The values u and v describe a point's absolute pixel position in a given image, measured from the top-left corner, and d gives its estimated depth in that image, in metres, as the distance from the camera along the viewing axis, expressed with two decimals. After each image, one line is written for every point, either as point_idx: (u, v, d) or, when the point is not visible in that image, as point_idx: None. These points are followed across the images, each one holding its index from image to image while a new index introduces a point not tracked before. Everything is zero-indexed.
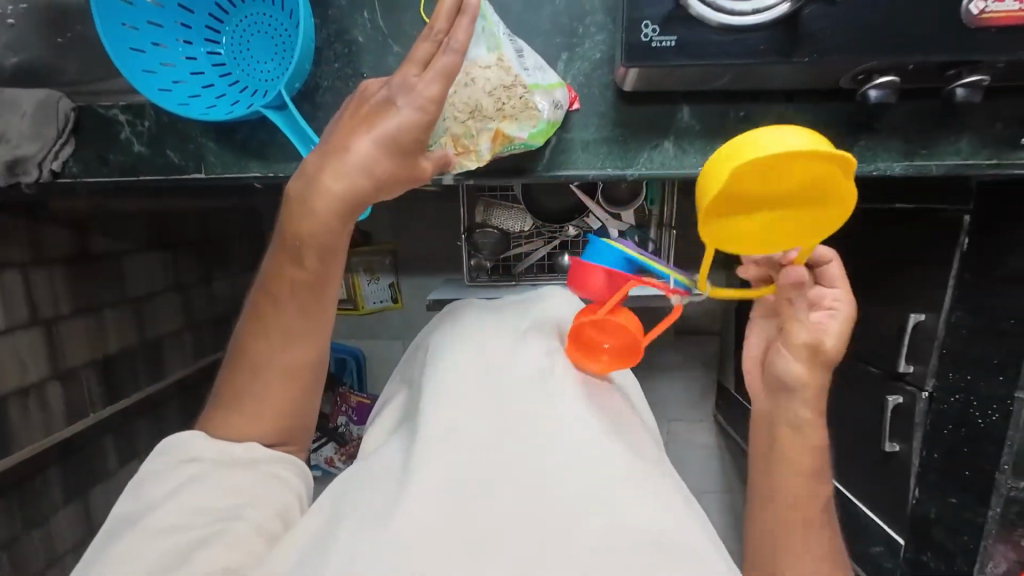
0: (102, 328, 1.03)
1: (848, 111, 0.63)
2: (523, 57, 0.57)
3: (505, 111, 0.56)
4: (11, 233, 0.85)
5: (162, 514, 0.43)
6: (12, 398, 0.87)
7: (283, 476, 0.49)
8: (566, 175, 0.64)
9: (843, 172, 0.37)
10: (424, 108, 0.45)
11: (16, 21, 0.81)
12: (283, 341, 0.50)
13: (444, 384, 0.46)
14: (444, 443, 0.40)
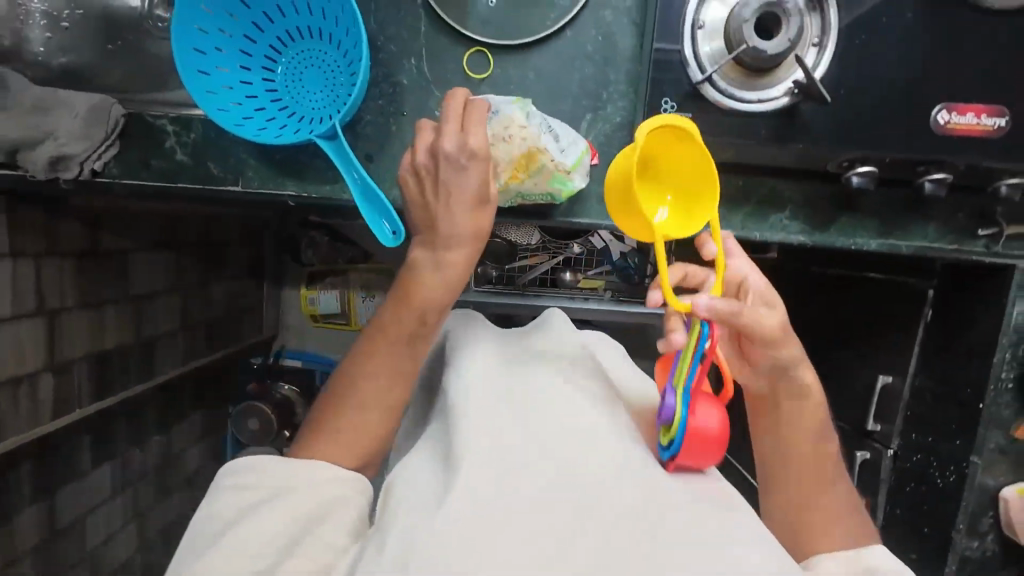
0: (101, 323, 1.03)
1: (834, 190, 0.72)
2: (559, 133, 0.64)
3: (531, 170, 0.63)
4: (30, 223, 0.88)
5: (237, 535, 0.47)
6: (4, 388, 0.86)
7: (347, 496, 0.54)
8: (579, 223, 0.70)
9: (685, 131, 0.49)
10: (473, 157, 0.57)
11: (70, 24, 0.81)
12: (387, 382, 0.59)
13: (469, 400, 0.52)
14: (473, 450, 0.46)
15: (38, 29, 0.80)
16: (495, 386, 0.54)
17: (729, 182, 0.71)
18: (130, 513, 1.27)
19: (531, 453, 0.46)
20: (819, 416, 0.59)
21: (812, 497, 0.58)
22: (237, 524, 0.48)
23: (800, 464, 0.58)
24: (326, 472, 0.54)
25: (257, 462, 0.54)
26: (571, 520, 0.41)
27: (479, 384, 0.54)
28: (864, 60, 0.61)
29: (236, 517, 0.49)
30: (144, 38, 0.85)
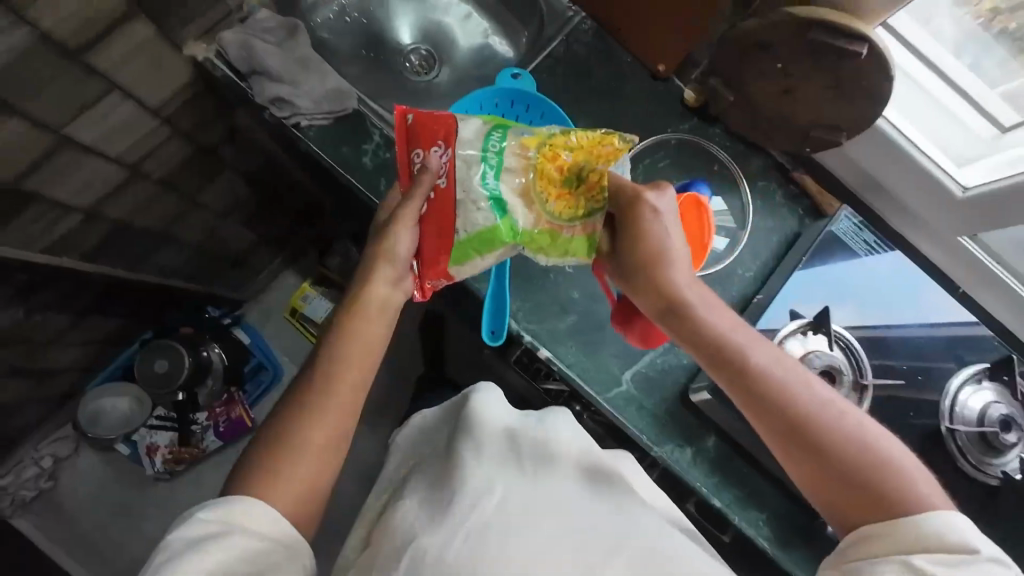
0: (158, 204, 1.00)
1: (793, 514, 0.84)
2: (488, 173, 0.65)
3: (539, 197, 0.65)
4: (201, 106, 0.91)
5: (190, 568, 0.47)
6: (45, 204, 0.80)
7: (289, 549, 0.53)
8: (616, 418, 0.83)
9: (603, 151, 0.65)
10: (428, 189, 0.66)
11: (351, 23, 1.03)
12: (304, 424, 0.58)
13: (471, 454, 0.64)
14: (479, 501, 0.57)
15: (328, 14, 1.01)
16: (490, 442, 0.67)
17: (734, 461, 0.85)
18: None
19: (528, 502, 0.58)
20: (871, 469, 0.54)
21: (807, 462, 0.56)
22: (190, 559, 0.47)
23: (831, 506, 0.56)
24: (274, 520, 0.53)
25: (230, 501, 0.52)
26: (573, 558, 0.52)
27: (479, 453, 0.65)
28: None
29: (188, 548, 0.48)
30: (393, 63, 1.04)
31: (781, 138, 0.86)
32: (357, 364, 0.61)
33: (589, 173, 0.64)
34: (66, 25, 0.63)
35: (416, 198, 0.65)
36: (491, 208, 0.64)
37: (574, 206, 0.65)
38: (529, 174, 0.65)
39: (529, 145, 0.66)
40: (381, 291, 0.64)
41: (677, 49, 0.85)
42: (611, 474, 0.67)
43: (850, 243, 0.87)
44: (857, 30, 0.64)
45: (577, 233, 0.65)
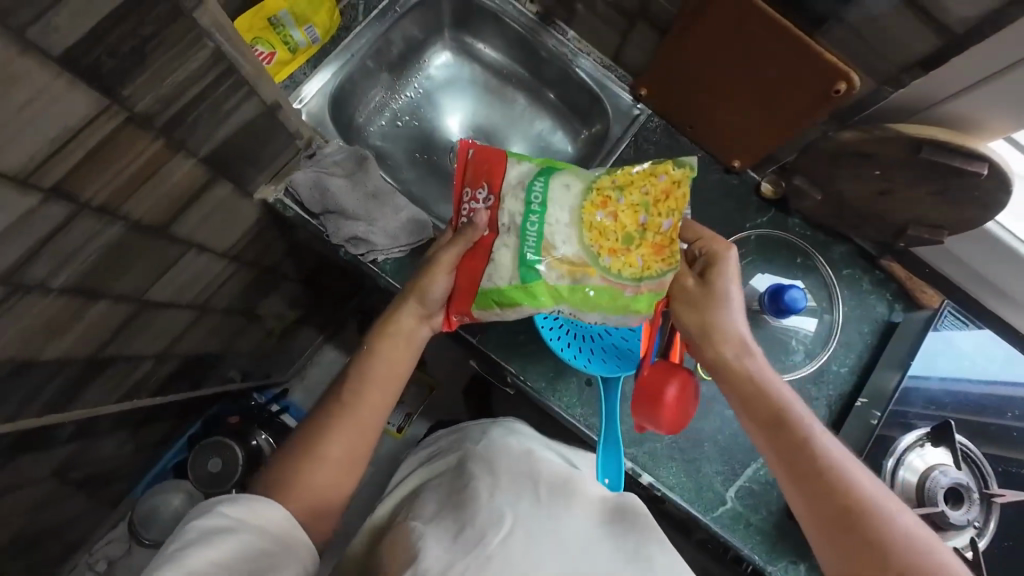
0: (218, 327, 0.98)
1: None
2: (553, 221, 0.63)
3: (601, 247, 0.62)
4: (265, 238, 0.89)
5: (206, 551, 0.50)
6: (119, 362, 0.78)
7: (295, 551, 0.58)
8: (725, 536, 0.79)
9: (660, 183, 0.62)
10: (470, 237, 0.66)
11: (403, 127, 1.00)
12: (325, 440, 0.65)
13: (487, 484, 0.60)
14: (489, 535, 0.53)
15: (381, 121, 0.99)
16: (509, 471, 0.63)
17: None
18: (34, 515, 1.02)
19: (537, 533, 0.55)
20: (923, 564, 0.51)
21: (834, 505, 0.55)
22: (203, 544, 0.51)
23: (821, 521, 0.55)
24: (279, 520, 0.58)
25: (227, 499, 0.57)
26: None
27: (493, 479, 0.61)
28: (997, 558, 0.74)
29: (200, 537, 0.52)
30: (447, 164, 1.02)
31: (869, 230, 0.83)
32: (376, 389, 0.68)
33: (642, 229, 0.62)
34: (155, 211, 0.60)
35: (461, 243, 0.66)
36: (521, 271, 0.63)
37: (631, 261, 0.62)
38: (578, 225, 0.63)
39: (577, 194, 0.64)
40: (404, 326, 0.69)
41: (756, 149, 0.82)
42: (631, 517, 0.61)
43: (956, 340, 0.81)
44: (976, 150, 0.63)
45: (640, 293, 0.62)
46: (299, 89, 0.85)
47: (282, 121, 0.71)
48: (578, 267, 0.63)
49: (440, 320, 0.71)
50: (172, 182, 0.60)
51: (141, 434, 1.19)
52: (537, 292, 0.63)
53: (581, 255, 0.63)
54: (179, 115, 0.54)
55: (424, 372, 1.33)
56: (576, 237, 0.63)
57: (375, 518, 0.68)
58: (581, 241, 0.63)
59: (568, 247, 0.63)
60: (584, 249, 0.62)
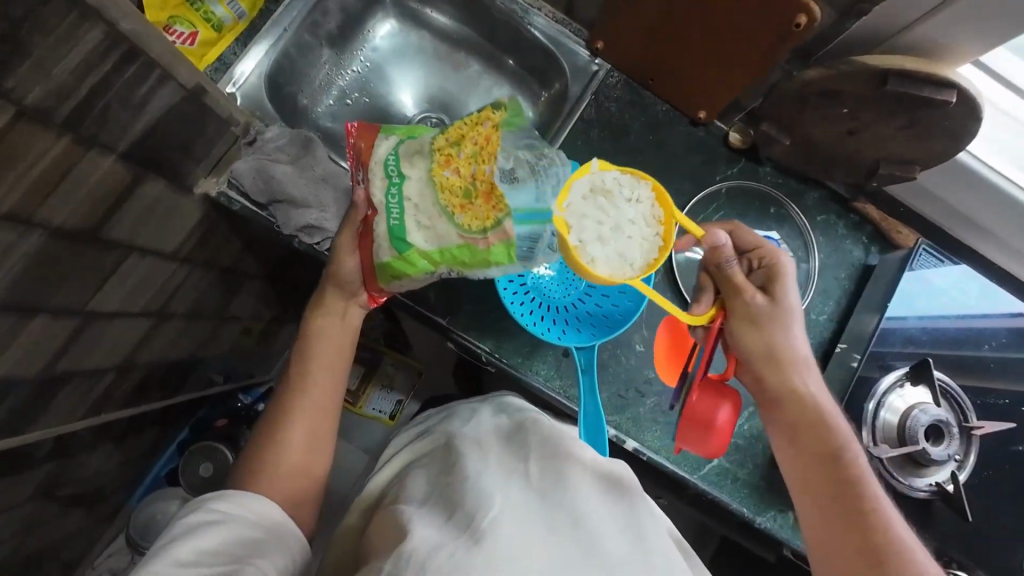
0: (183, 332, 0.94)
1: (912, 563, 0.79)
2: (407, 188, 0.57)
3: (455, 204, 0.56)
4: (217, 234, 0.85)
5: (190, 543, 0.50)
6: (77, 378, 0.74)
7: (288, 542, 0.57)
8: (714, 493, 0.78)
9: (485, 127, 0.57)
10: (353, 216, 0.63)
11: (353, 104, 0.95)
12: (274, 430, 0.64)
13: (476, 459, 0.56)
14: (480, 513, 0.48)
15: (328, 100, 0.93)
16: (499, 447, 0.58)
17: None
18: (23, 538, 0.99)
19: (531, 514, 0.49)
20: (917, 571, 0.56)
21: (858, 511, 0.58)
22: (188, 536, 0.50)
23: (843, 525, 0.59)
24: (268, 511, 0.57)
25: (216, 494, 0.57)
26: None
27: (485, 456, 0.56)
28: (979, 488, 0.75)
29: (185, 532, 0.51)
30: None
31: (841, 173, 0.81)
32: (323, 371, 0.67)
33: (476, 178, 0.55)
34: (79, 214, 0.56)
35: (349, 228, 0.64)
36: (392, 244, 0.58)
37: (482, 214, 0.55)
38: (426, 186, 0.57)
39: (422, 157, 0.58)
40: (332, 309, 0.68)
41: (720, 96, 0.78)
42: (629, 485, 0.56)
43: (932, 277, 0.80)
44: (945, 77, 0.60)
45: (489, 247, 0.56)
46: (231, 72, 0.79)
47: (211, 107, 0.67)
48: (439, 231, 0.56)
49: (366, 298, 0.68)
50: (93, 182, 0.55)
51: (124, 446, 1.16)
52: (413, 264, 0.58)
53: (440, 217, 0.56)
54: (82, 107, 0.49)
55: (408, 356, 1.31)
56: (426, 199, 0.57)
57: (365, 498, 0.66)
58: (435, 203, 0.56)
59: (422, 211, 0.57)
60: (440, 211, 0.56)
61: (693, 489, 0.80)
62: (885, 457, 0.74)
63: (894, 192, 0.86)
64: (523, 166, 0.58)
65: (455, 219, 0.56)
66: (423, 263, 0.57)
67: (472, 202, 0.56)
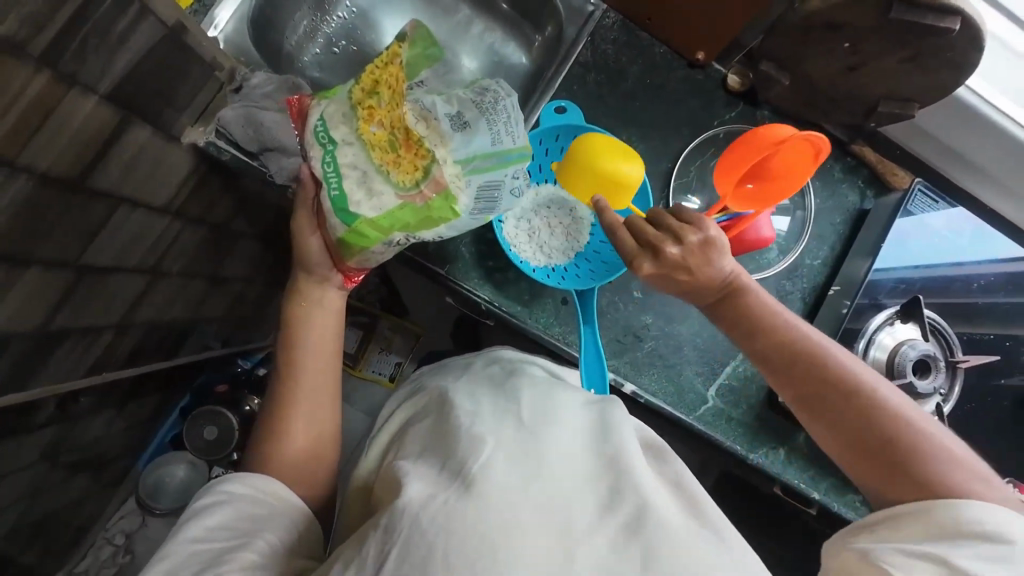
0: (179, 291, 0.93)
1: None
2: (344, 153, 0.54)
3: (390, 162, 0.52)
4: (207, 189, 0.83)
5: (199, 527, 0.51)
6: (75, 335, 0.73)
7: (292, 515, 0.57)
8: (709, 433, 0.81)
9: (390, 65, 0.52)
10: (307, 189, 0.61)
11: (341, 53, 0.92)
12: (275, 421, 0.64)
13: (467, 411, 0.55)
14: (471, 460, 0.47)
15: (315, 49, 0.90)
16: (489, 399, 0.57)
17: None
18: (33, 498, 1.01)
19: (519, 458, 0.47)
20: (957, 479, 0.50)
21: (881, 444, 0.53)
22: (196, 519, 0.52)
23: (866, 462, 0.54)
24: (272, 486, 0.58)
25: (223, 475, 0.58)
26: (548, 528, 0.43)
27: (473, 410, 0.55)
28: (962, 419, 0.78)
29: (193, 515, 0.53)
30: None
31: (840, 113, 0.80)
32: (311, 354, 0.66)
33: (394, 127, 0.52)
34: (65, 160, 0.54)
35: (303, 206, 0.62)
36: (338, 219, 0.55)
37: (410, 166, 0.52)
38: (358, 148, 0.54)
39: (347, 116, 0.55)
40: (310, 293, 0.66)
41: (719, 35, 0.76)
42: (619, 428, 0.54)
43: (930, 220, 0.82)
44: (950, 4, 0.59)
45: (424, 201, 0.52)
46: (212, 15, 0.75)
47: (193, 49, 0.64)
48: (381, 197, 0.53)
49: (341, 279, 0.66)
50: (77, 125, 0.53)
51: (127, 410, 1.17)
52: (365, 238, 0.56)
53: (378, 182, 0.53)
54: (60, 40, 0.47)
55: (407, 317, 1.32)
56: (361, 160, 0.53)
57: (369, 464, 0.64)
58: (372, 166, 0.53)
59: (360, 174, 0.54)
60: (377, 173, 0.53)
61: (690, 430, 0.83)
62: None
63: (891, 134, 0.86)
64: (468, 106, 0.53)
65: (393, 176, 0.52)
66: (374, 234, 0.55)
67: (397, 159, 0.52)
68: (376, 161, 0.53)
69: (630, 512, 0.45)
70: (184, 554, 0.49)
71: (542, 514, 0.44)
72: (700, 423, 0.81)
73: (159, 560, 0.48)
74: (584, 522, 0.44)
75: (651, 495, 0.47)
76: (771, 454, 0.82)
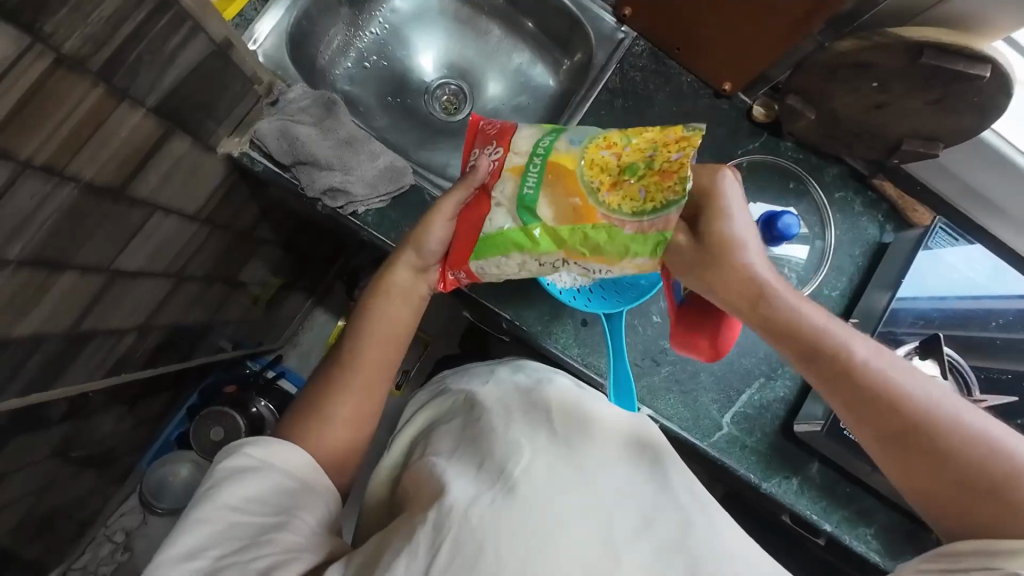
0: (199, 294, 0.94)
1: (910, 527, 0.81)
2: (559, 155, 0.57)
3: (612, 185, 0.54)
4: (236, 197, 0.84)
5: (233, 492, 0.51)
6: (100, 337, 0.74)
7: (323, 495, 0.57)
8: (722, 460, 0.81)
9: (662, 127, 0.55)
10: (468, 187, 0.63)
11: (371, 68, 0.93)
12: (332, 401, 0.63)
13: (501, 416, 0.56)
14: (512, 464, 0.48)
15: (346, 63, 0.91)
16: (519, 405, 0.57)
17: (843, 485, 0.82)
18: (41, 494, 1.01)
19: (559, 465, 0.48)
20: (984, 459, 0.49)
21: (906, 429, 0.51)
22: (229, 485, 0.51)
23: (888, 449, 0.53)
24: (303, 461, 0.57)
25: (253, 437, 0.57)
26: (592, 532, 0.43)
27: (508, 416, 0.55)
28: None
29: (226, 479, 0.52)
30: (422, 106, 0.95)
31: (863, 148, 0.81)
32: (382, 344, 0.66)
33: (631, 162, 0.54)
34: (108, 169, 0.55)
35: (456, 194, 0.64)
36: (516, 214, 0.57)
37: (631, 194, 0.54)
38: (583, 163, 0.56)
39: (581, 139, 0.58)
40: (399, 281, 0.67)
41: (746, 68, 0.77)
42: (655, 445, 0.55)
43: (947, 256, 0.81)
44: (980, 51, 0.61)
45: (642, 230, 0.54)
46: (252, 29, 0.78)
47: (236, 63, 0.66)
48: (588, 213, 0.55)
49: (437, 279, 0.68)
50: (123, 136, 0.54)
51: (138, 408, 1.17)
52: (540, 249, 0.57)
53: (591, 200, 0.55)
54: (116, 58, 0.48)
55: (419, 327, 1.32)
56: (582, 176, 0.56)
57: (389, 462, 0.64)
58: (591, 183, 0.55)
59: (575, 188, 0.56)
60: (595, 192, 0.55)
61: (704, 457, 0.83)
62: None
63: (913, 170, 0.87)
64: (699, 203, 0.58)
65: (611, 201, 0.54)
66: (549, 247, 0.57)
67: (625, 184, 0.54)
68: (596, 181, 0.55)
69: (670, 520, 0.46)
70: (223, 521, 0.49)
71: (587, 516, 0.44)
72: (716, 450, 0.81)
73: (193, 528, 0.48)
74: (627, 527, 0.44)
75: (690, 507, 0.48)
76: (783, 484, 0.82)
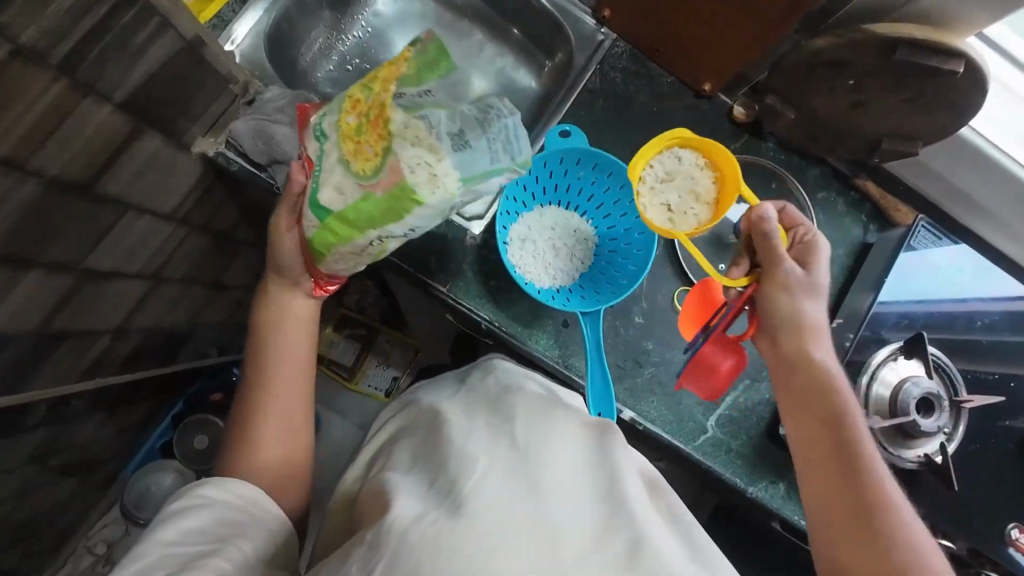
0: (178, 296, 0.92)
1: None
2: (326, 138, 0.54)
3: (360, 147, 0.51)
4: (214, 197, 0.84)
5: (173, 527, 0.50)
6: (72, 338, 0.73)
7: (269, 528, 0.56)
8: (707, 465, 0.79)
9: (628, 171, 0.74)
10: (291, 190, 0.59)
11: (354, 70, 0.93)
12: (251, 425, 0.64)
13: (461, 427, 0.53)
14: (463, 477, 0.46)
15: (329, 66, 0.92)
16: (485, 411, 0.56)
17: None
18: (17, 502, 0.99)
19: (511, 477, 0.46)
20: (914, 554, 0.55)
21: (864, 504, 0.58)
22: (170, 520, 0.51)
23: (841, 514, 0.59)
24: (251, 493, 0.57)
25: (201, 476, 0.57)
26: (535, 554, 0.41)
27: (469, 424, 0.53)
28: (966, 460, 0.76)
29: (166, 516, 0.51)
30: None
31: (844, 149, 0.81)
32: (285, 361, 0.65)
33: (364, 113, 0.51)
34: (74, 165, 0.55)
35: (285, 202, 0.59)
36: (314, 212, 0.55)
37: (364, 153, 0.50)
38: (333, 136, 0.53)
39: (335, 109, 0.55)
40: (276, 297, 0.65)
41: (726, 67, 0.77)
42: (618, 451, 0.52)
43: (931, 255, 0.81)
44: (954, 47, 0.61)
45: (385, 187, 0.49)
46: (230, 30, 0.77)
47: (210, 62, 0.65)
48: (344, 187, 0.51)
49: (311, 286, 0.64)
50: (91, 132, 0.54)
51: (120, 415, 1.15)
52: (341, 236, 0.54)
53: (343, 173, 0.51)
54: (77, 51, 0.48)
55: (408, 334, 1.30)
56: (335, 151, 0.52)
57: (353, 472, 0.63)
58: (342, 154, 0.52)
59: (329, 165, 0.52)
60: (345, 164, 0.51)
61: (689, 461, 0.81)
62: (878, 429, 0.74)
63: (896, 171, 0.86)
64: (470, 122, 0.50)
65: (359, 166, 0.50)
66: (344, 229, 0.53)
67: (361, 143, 0.50)
68: (349, 150, 0.51)
69: (619, 539, 0.43)
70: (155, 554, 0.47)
71: (532, 537, 0.42)
72: (700, 454, 0.80)
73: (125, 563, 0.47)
74: (573, 549, 0.42)
75: (646, 523, 0.45)
76: (769, 488, 0.80)
